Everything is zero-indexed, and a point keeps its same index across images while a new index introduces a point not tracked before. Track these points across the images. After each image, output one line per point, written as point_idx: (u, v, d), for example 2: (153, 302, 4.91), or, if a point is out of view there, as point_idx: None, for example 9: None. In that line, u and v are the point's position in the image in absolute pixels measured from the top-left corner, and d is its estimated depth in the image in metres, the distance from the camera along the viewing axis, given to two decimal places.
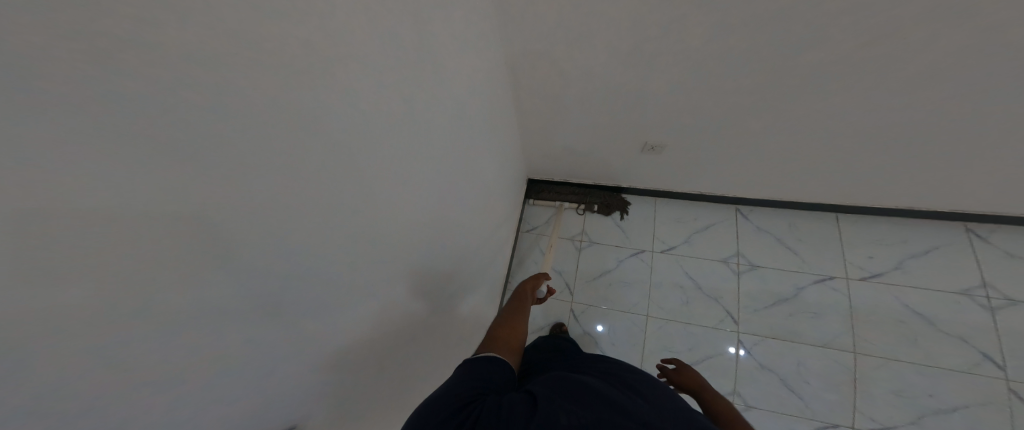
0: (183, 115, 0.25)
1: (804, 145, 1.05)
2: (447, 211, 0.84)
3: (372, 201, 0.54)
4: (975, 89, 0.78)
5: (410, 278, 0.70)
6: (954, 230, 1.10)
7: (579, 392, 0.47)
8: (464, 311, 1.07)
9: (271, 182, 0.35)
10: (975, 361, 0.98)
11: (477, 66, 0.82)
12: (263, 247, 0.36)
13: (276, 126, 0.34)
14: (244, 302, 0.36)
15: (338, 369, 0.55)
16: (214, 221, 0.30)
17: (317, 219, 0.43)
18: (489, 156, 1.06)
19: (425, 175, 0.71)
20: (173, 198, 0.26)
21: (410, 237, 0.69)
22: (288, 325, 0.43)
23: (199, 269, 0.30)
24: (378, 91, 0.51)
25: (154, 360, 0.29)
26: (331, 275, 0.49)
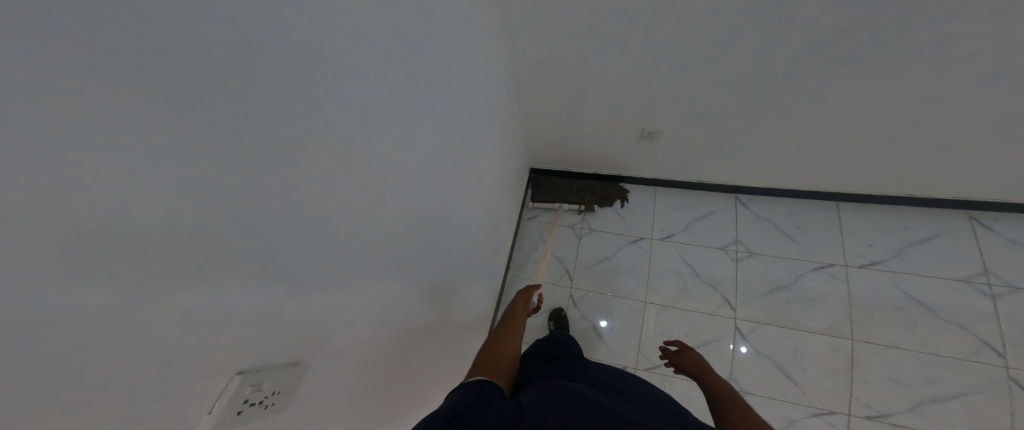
0: (238, 67, 0.29)
1: (806, 132, 1.05)
2: (450, 188, 0.87)
3: (384, 167, 0.57)
4: (980, 74, 0.77)
5: (415, 248, 0.74)
6: (956, 217, 1.10)
7: (564, 401, 0.52)
8: (466, 290, 1.10)
9: (302, 133, 0.38)
10: (975, 348, 0.97)
11: (478, 49, 0.85)
12: (297, 196, 0.39)
13: (302, 79, 0.37)
14: (284, 245, 0.39)
15: (365, 326, 0.58)
16: (262, 166, 0.33)
17: (343, 177, 0.47)
18: (490, 139, 1.10)
19: (430, 149, 0.75)
20: (237, 143, 0.30)
21: (418, 207, 0.73)
22: (315, 277, 0.46)
23: (250, 204, 0.33)
24: (393, 63, 0.55)
25: (227, 293, 0.33)
26: (352, 235, 0.52)
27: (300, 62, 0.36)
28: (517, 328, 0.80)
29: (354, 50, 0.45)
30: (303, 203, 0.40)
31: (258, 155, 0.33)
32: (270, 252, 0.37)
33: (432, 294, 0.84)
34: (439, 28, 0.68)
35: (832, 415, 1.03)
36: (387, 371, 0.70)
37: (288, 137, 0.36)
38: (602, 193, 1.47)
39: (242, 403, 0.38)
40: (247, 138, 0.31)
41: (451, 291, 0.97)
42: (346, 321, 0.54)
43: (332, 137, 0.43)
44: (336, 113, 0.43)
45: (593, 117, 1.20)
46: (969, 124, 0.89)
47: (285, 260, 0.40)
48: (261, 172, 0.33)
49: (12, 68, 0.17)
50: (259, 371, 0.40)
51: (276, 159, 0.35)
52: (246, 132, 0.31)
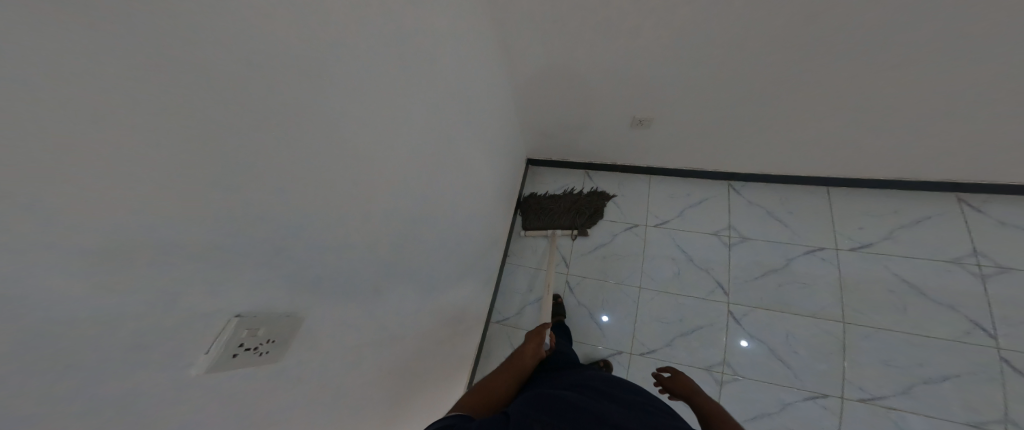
0: (226, 24, 0.32)
1: (795, 117, 1.06)
2: (444, 166, 0.90)
3: (374, 131, 0.60)
4: (955, 55, 0.79)
5: (409, 219, 0.76)
6: (946, 200, 1.10)
7: (549, 410, 0.56)
8: (464, 273, 1.12)
9: (286, 76, 0.40)
10: (965, 329, 0.97)
11: (469, 34, 0.88)
12: (287, 138, 0.42)
13: (281, 20, 0.39)
14: (274, 183, 0.41)
15: (353, 289, 0.60)
16: (256, 117, 0.37)
17: (331, 139, 0.50)
18: (486, 125, 1.13)
19: (425, 125, 0.78)
20: (227, 93, 0.33)
21: (412, 179, 0.76)
22: (310, 232, 0.48)
23: (236, 132, 0.35)
24: (381, 35, 0.58)
25: (222, 233, 0.35)
26: (341, 193, 0.54)
27: (281, 7, 0.38)
28: (512, 366, 0.82)
29: (337, 8, 0.47)
30: (290, 144, 0.43)
31: (242, 84, 0.35)
32: (260, 187, 0.39)
33: (429, 263, 0.88)
34: (429, 6, 0.70)
35: (824, 399, 1.03)
36: (384, 339, 0.72)
37: (274, 76, 0.38)
38: (592, 211, 1.42)
39: (237, 346, 0.39)
40: (230, 65, 0.33)
41: (448, 270, 0.99)
42: (338, 280, 0.56)
43: (319, 87, 0.46)
44: (320, 66, 0.45)
45: (586, 104, 1.22)
46: (955, 104, 0.89)
47: (276, 200, 0.42)
48: (248, 102, 0.35)
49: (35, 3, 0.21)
50: (256, 317, 0.42)
51: (263, 95, 0.37)
52: (229, 59, 0.33)
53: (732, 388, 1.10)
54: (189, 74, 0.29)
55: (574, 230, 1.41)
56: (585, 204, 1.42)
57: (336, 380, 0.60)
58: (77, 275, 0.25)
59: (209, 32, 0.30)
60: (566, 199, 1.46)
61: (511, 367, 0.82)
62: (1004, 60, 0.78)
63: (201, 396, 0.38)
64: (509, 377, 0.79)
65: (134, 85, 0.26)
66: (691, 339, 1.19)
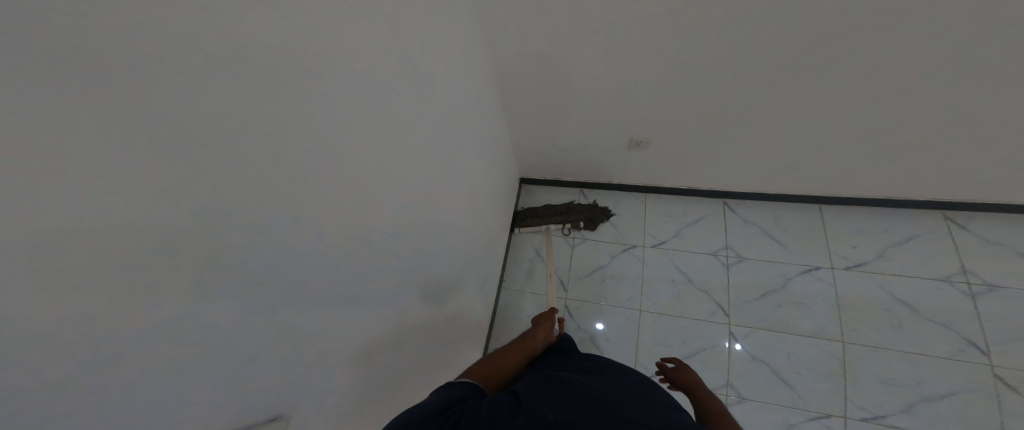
0: (193, 107, 0.29)
1: (783, 139, 1.08)
2: (436, 203, 0.85)
3: (355, 182, 0.55)
4: (926, 82, 0.83)
5: (398, 265, 0.71)
6: (933, 217, 1.14)
7: (559, 393, 0.51)
8: (459, 304, 1.07)
9: (248, 144, 0.35)
10: (960, 347, 1.00)
11: (460, 64, 0.85)
12: (254, 208, 0.37)
13: (247, 83, 0.34)
14: (230, 271, 0.35)
15: (340, 350, 0.55)
16: (223, 197, 0.33)
17: (310, 201, 0.46)
18: (479, 151, 1.09)
19: (416, 165, 0.73)
20: (185, 181, 0.29)
21: (403, 223, 0.71)
22: (285, 302, 0.44)
23: (164, 229, 0.29)
24: (368, 79, 0.54)
25: (177, 330, 0.31)
26: (318, 256, 0.49)
27: (249, 67, 0.34)
28: (523, 345, 0.77)
29: (316, 57, 0.43)
30: (253, 221, 0.37)
31: (178, 167, 0.29)
32: (207, 279, 0.33)
33: (423, 306, 0.83)
34: (417, 42, 0.67)
35: (827, 418, 1.04)
36: (373, 397, 0.67)
37: (228, 150, 0.33)
38: (586, 215, 1.41)
39: None
40: (160, 150, 0.27)
41: (441, 307, 0.94)
42: (315, 349, 0.51)
43: (287, 149, 0.41)
44: (295, 121, 0.41)
45: (580, 126, 1.20)
46: (936, 125, 0.92)
47: (233, 289, 0.36)
48: (185, 189, 0.29)
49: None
50: None
51: (227, 171, 0.33)
52: (158, 143, 0.27)
53: (738, 411, 1.09)
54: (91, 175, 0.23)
55: (567, 224, 1.40)
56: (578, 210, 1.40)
57: None
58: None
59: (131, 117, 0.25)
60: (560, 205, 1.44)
61: (524, 346, 0.77)
62: (981, 85, 0.81)
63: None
64: (521, 355, 0.74)
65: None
66: (694, 362, 1.17)
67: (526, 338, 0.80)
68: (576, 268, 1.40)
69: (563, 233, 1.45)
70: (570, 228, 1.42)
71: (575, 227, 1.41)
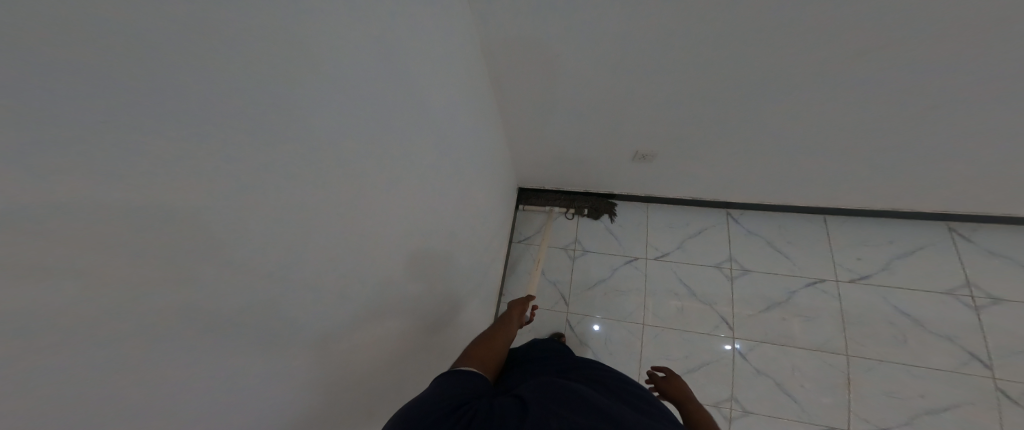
0: (156, 201, 0.25)
1: (789, 152, 1.06)
2: (433, 233, 0.81)
3: (348, 231, 0.51)
4: (940, 100, 0.81)
5: (392, 305, 0.67)
6: (937, 229, 1.13)
7: (566, 400, 0.46)
8: (457, 328, 1.04)
9: (221, 223, 0.31)
10: (963, 360, 1.00)
11: (459, 85, 0.81)
12: (232, 289, 0.33)
13: (193, 173, 0.27)
14: (163, 388, 0.30)
15: (326, 406, 0.52)
16: (192, 289, 0.29)
17: (296, 267, 0.42)
18: (477, 169, 1.05)
19: (412, 198, 0.69)
20: (143, 282, 0.26)
21: (400, 261, 0.67)
22: (268, 375, 0.41)
23: (37, 386, 0.22)
24: (362, 120, 0.50)
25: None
26: (309, 319, 0.45)
27: (221, 139, 0.29)
28: (509, 331, 0.76)
29: (299, 112, 0.38)
30: (209, 319, 0.32)
31: (82, 292, 0.23)
32: (172, 378, 0.30)
33: (418, 340, 0.80)
34: (414, 69, 0.62)
35: None
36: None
37: (167, 252, 0.27)
38: (590, 203, 1.45)
39: None
40: (88, 269, 0.22)
41: (438, 336, 0.91)
42: (299, 416, 0.47)
43: (267, 219, 0.36)
44: (279, 184, 0.37)
45: (582, 138, 1.17)
46: (946, 141, 0.90)
47: (198, 382, 0.32)
48: (135, 296, 0.25)
49: None
50: None
51: (197, 258, 0.29)
52: (86, 263, 0.22)
53: (742, 425, 1.09)
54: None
55: (571, 208, 1.46)
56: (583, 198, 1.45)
57: None
58: None
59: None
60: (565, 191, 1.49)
61: (510, 334, 0.76)
62: (997, 103, 0.78)
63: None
64: (506, 339, 0.73)
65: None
66: (698, 376, 1.16)
67: (511, 327, 0.79)
68: (577, 279, 1.37)
69: (565, 215, 1.50)
70: (574, 213, 1.48)
71: (579, 212, 1.47)
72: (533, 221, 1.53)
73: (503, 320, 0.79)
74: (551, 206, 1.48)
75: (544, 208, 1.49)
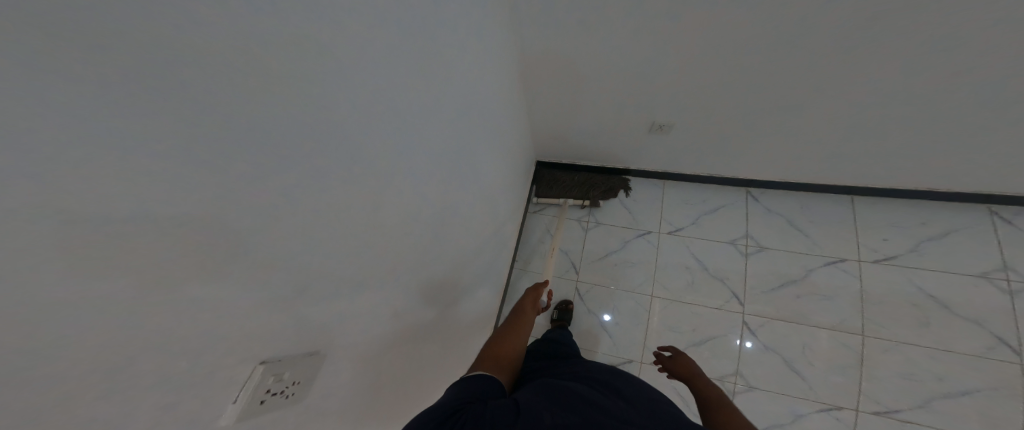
0: (277, 90, 0.33)
1: (820, 126, 1.03)
2: (458, 186, 0.88)
3: (395, 162, 0.58)
4: (993, 66, 0.76)
5: (422, 246, 0.74)
6: (977, 211, 1.07)
7: (559, 400, 0.52)
8: (473, 282, 1.11)
9: (312, 122, 0.38)
10: (990, 345, 0.95)
11: (486, 46, 0.86)
12: (314, 182, 0.41)
13: (296, 75, 0.35)
14: (271, 262, 0.37)
15: (375, 312, 0.60)
16: (293, 171, 0.37)
17: (359, 182, 0.49)
18: (499, 134, 1.11)
19: (443, 145, 0.76)
20: (272, 154, 0.34)
21: (431, 202, 0.75)
22: (337, 269, 0.49)
23: (229, 217, 0.31)
24: (410, 62, 0.56)
25: (264, 286, 0.37)
26: (365, 230, 0.53)
27: (311, 50, 0.36)
28: (523, 325, 0.80)
29: (362, 43, 0.44)
30: (298, 211, 0.39)
31: (247, 151, 0.31)
32: (285, 245, 0.38)
33: (443, 282, 0.88)
34: (450, 22, 0.68)
35: (839, 411, 1.03)
36: (392, 371, 0.71)
37: (284, 135, 0.35)
38: (606, 187, 1.47)
39: (265, 391, 0.40)
40: (249, 133, 0.31)
41: (457, 287, 0.99)
42: (361, 312, 0.56)
43: (340, 132, 0.43)
44: (350, 104, 0.44)
45: (603, 110, 1.19)
46: (997, 116, 0.86)
47: (299, 253, 0.41)
48: (271, 164, 0.34)
49: (180, 125, 0.24)
50: (283, 362, 0.43)
51: (295, 148, 0.37)
52: (250, 129, 0.30)
53: (746, 399, 1.11)
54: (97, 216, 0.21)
55: (586, 200, 1.46)
56: (599, 181, 1.47)
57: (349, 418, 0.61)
58: (159, 339, 0.28)
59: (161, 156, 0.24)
60: (581, 174, 1.51)
61: (525, 329, 0.79)
62: None
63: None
64: (522, 336, 0.76)
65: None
66: (704, 349, 1.18)
67: (525, 321, 0.83)
68: (587, 249, 1.41)
69: (581, 208, 1.50)
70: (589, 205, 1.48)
71: (594, 205, 1.47)
72: (546, 213, 1.54)
73: (515, 313, 0.83)
74: (565, 198, 1.49)
75: (559, 200, 1.50)
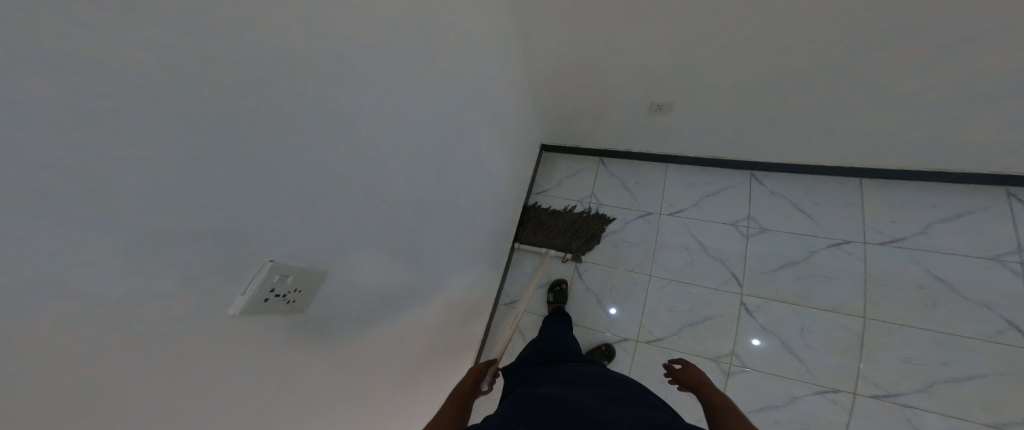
0: (290, 19, 0.39)
1: (826, 105, 1.02)
2: (460, 149, 0.94)
3: (395, 111, 0.64)
4: (1007, 36, 0.74)
5: (421, 196, 0.80)
6: (993, 193, 1.04)
7: (531, 409, 0.56)
8: (473, 251, 1.16)
9: (320, 53, 0.45)
10: (999, 329, 0.94)
11: (488, 18, 0.91)
12: (323, 107, 0.47)
13: (304, 9, 0.41)
14: (287, 168, 0.44)
15: (376, 245, 0.67)
16: (306, 94, 0.44)
17: (361, 119, 0.56)
18: (502, 109, 1.15)
19: (444, 106, 0.82)
20: (291, 75, 0.41)
21: (431, 157, 0.81)
22: (342, 193, 0.55)
23: (260, 120, 0.38)
24: (407, 16, 0.62)
25: (282, 188, 0.44)
26: (366, 165, 0.60)
27: None
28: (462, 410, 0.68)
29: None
30: (310, 130, 0.46)
31: (270, 67, 0.38)
32: (298, 156, 0.45)
33: (440, 239, 0.93)
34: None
35: (835, 393, 1.01)
36: (390, 311, 0.77)
37: (303, 63, 0.42)
38: (589, 235, 1.39)
39: (269, 292, 0.46)
40: (273, 51, 0.38)
41: (457, 249, 1.04)
42: (364, 240, 0.63)
43: (344, 69, 0.50)
44: (350, 44, 0.50)
45: (606, 91, 1.21)
46: (1019, 95, 0.83)
47: (312, 165, 0.48)
48: (289, 84, 0.41)
49: (223, 31, 0.32)
50: (288, 265, 0.48)
51: (308, 73, 0.43)
52: (272, 48, 0.38)
53: (739, 379, 1.10)
54: (174, 97, 0.29)
55: (568, 253, 1.38)
56: (581, 231, 1.39)
57: (346, 342, 0.66)
58: (215, 209, 0.36)
59: (207, 58, 0.31)
60: (567, 218, 1.44)
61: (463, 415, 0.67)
62: None
63: (229, 337, 0.44)
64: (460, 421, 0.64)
65: (89, 99, 0.24)
66: (700, 329, 1.18)
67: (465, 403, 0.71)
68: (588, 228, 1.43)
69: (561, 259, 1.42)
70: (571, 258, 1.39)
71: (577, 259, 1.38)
72: (528, 260, 1.47)
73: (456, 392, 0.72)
74: (547, 248, 1.41)
75: (542, 249, 1.43)
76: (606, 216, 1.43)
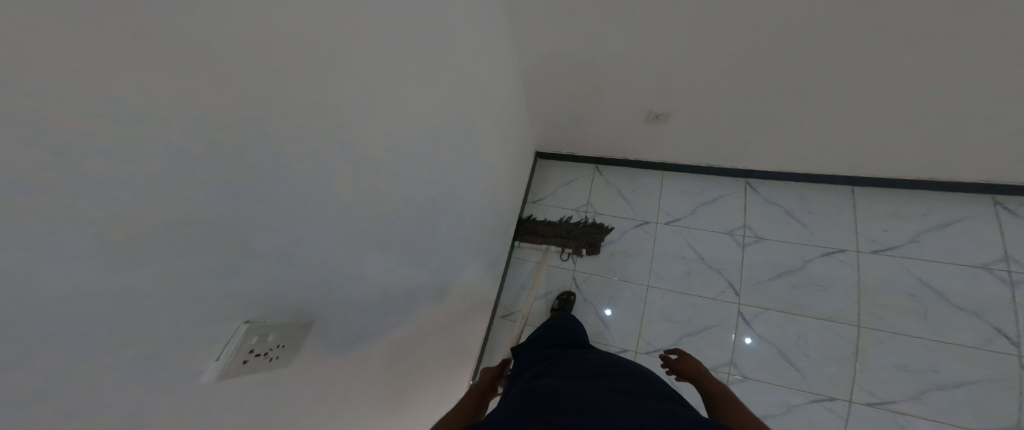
0: (264, 64, 0.35)
1: (820, 115, 1.02)
2: (454, 170, 0.89)
3: (387, 141, 0.59)
4: (995, 51, 0.74)
5: (415, 225, 0.75)
6: (980, 202, 1.07)
7: (536, 403, 0.49)
8: (469, 270, 1.12)
9: (302, 94, 0.40)
10: (988, 336, 0.96)
11: (482, 31, 0.86)
12: (305, 152, 0.42)
13: (281, 48, 0.36)
14: (263, 225, 0.39)
15: (367, 287, 0.62)
16: (284, 141, 0.39)
17: (349, 156, 0.51)
18: (496, 122, 1.10)
19: (438, 126, 0.77)
20: (266, 126, 0.36)
21: (426, 183, 0.76)
22: (329, 239, 0.50)
23: (225, 184, 0.33)
24: (399, 39, 0.57)
25: (258, 247, 0.39)
26: (356, 205, 0.54)
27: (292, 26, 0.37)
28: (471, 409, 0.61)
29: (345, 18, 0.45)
30: (290, 181, 0.41)
31: (239, 123, 0.33)
32: (277, 211, 0.40)
33: (435, 265, 0.88)
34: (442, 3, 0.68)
35: (831, 402, 1.02)
36: (383, 348, 0.72)
37: (280, 109, 0.37)
38: (588, 242, 1.37)
39: (247, 353, 0.40)
40: (243, 107, 0.33)
41: (453, 271, 1.00)
42: (356, 284, 0.58)
43: (329, 106, 0.45)
44: (336, 78, 0.45)
45: (600, 98, 1.18)
46: (1006, 108, 0.85)
47: (294, 217, 0.43)
48: (263, 137, 0.36)
49: (177, 92, 0.27)
50: (267, 323, 0.42)
51: (287, 118, 0.39)
52: (242, 103, 0.33)
53: (738, 389, 1.09)
54: (99, 175, 0.24)
55: (567, 248, 1.37)
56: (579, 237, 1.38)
57: (335, 389, 0.61)
58: (166, 287, 0.31)
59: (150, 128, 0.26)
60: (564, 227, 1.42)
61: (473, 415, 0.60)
62: None
63: (196, 412, 0.38)
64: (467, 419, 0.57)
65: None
66: (698, 339, 1.17)
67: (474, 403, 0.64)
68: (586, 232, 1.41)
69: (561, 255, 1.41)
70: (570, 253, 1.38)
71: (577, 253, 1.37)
72: (524, 272, 1.43)
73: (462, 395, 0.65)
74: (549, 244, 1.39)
75: (542, 246, 1.40)
76: (603, 225, 1.41)
